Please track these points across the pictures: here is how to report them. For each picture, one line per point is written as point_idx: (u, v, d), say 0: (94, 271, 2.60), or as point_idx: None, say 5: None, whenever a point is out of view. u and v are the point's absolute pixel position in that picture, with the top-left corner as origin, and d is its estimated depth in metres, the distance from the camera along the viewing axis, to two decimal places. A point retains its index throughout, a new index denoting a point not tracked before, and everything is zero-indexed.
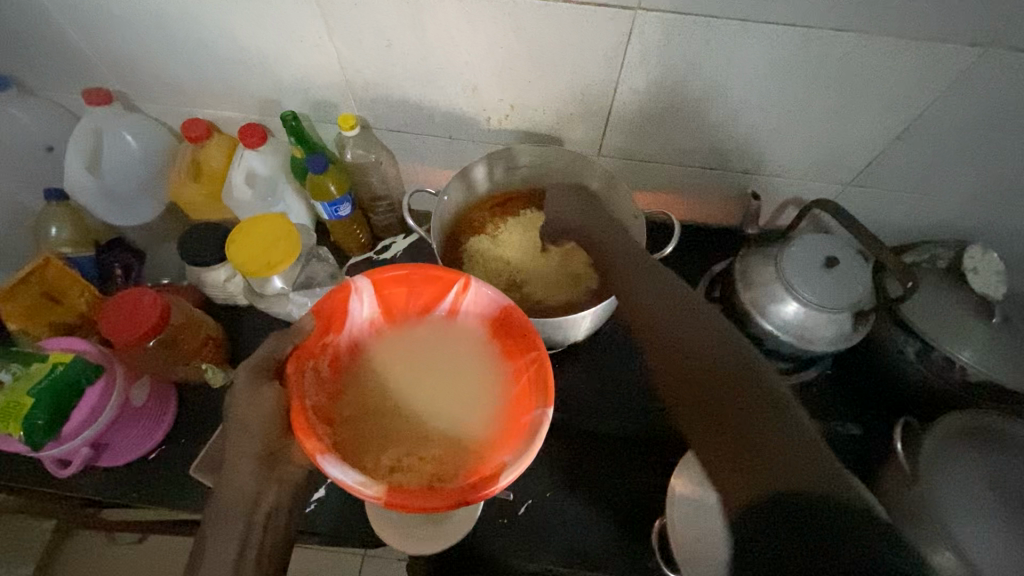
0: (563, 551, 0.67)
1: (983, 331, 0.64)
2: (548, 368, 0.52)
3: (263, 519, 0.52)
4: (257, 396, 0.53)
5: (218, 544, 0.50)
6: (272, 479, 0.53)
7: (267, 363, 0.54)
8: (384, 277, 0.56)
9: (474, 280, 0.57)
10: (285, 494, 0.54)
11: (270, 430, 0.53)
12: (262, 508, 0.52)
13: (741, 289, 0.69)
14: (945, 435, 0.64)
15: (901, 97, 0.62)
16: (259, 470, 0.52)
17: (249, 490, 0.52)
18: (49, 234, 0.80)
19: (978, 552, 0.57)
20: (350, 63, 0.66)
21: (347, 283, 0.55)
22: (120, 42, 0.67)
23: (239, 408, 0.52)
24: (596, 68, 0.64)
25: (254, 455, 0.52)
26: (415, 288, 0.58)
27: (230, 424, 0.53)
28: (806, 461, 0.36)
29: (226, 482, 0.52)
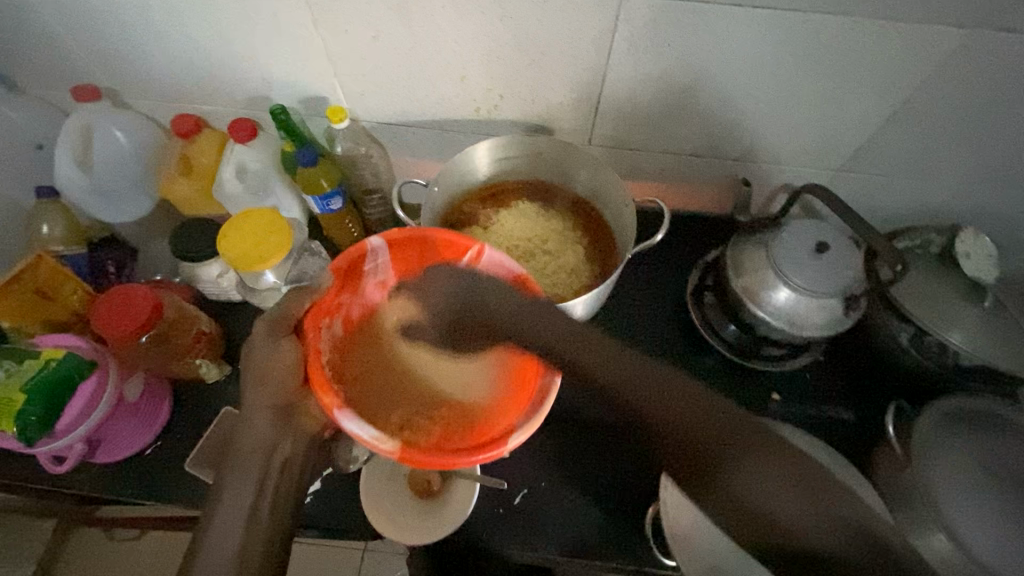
0: (559, 540, 0.67)
1: (975, 314, 0.65)
2: None
3: (278, 470, 0.52)
4: (276, 349, 0.54)
5: (233, 500, 0.50)
6: (287, 431, 0.54)
7: (286, 318, 0.55)
8: (399, 239, 0.59)
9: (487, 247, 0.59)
10: (300, 446, 0.54)
11: (289, 380, 0.54)
12: (277, 459, 0.53)
13: (733, 276, 0.69)
14: (937, 418, 0.64)
15: (891, 80, 0.62)
16: (276, 419, 0.53)
17: (266, 439, 0.52)
18: (41, 231, 0.80)
19: (971, 534, 0.58)
20: (338, 55, 0.66)
21: (363, 242, 0.58)
22: (107, 37, 0.67)
23: (260, 362, 0.53)
24: (584, 55, 0.63)
25: (271, 404, 0.53)
26: (429, 250, 0.61)
27: (247, 376, 0.53)
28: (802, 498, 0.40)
29: (244, 429, 0.52)
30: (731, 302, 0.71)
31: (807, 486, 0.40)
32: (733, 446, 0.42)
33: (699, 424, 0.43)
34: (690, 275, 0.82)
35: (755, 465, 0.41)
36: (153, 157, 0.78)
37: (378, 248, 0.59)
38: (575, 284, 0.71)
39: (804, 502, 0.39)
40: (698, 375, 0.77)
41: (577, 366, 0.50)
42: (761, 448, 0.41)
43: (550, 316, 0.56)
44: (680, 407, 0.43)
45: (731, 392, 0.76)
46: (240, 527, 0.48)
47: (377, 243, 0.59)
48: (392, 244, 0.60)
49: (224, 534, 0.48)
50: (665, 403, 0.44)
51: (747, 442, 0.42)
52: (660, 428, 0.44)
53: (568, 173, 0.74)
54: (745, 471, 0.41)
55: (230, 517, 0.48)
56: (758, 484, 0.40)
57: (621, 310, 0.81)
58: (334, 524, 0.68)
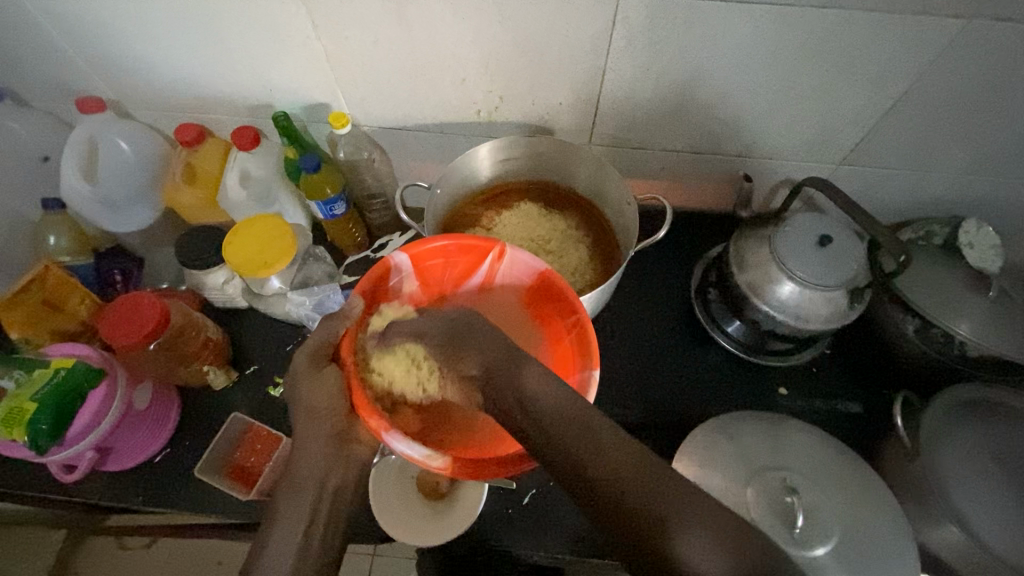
0: (571, 539, 0.67)
1: (980, 304, 0.65)
2: (590, 333, 0.56)
3: (329, 498, 0.55)
4: (319, 379, 0.54)
5: (288, 525, 0.51)
6: (339, 457, 0.56)
7: (325, 347, 0.56)
8: (421, 251, 0.59)
9: (510, 247, 0.60)
10: (350, 472, 0.57)
11: (338, 408, 0.55)
12: (328, 486, 0.55)
13: (736, 271, 0.69)
14: (945, 409, 0.64)
15: (889, 71, 0.62)
16: (330, 450, 0.55)
17: (320, 469, 0.54)
18: (48, 243, 0.80)
19: (982, 523, 0.57)
20: (338, 61, 0.67)
21: (386, 259, 0.59)
22: (110, 49, 0.68)
23: (306, 396, 0.54)
24: (582, 56, 0.64)
25: (324, 436, 0.54)
26: (450, 258, 0.62)
27: (298, 409, 0.54)
28: (700, 525, 0.39)
29: (297, 460, 0.54)
30: (734, 296, 0.72)
31: (744, 547, 0.38)
32: (668, 503, 0.40)
33: (642, 484, 0.42)
34: (692, 273, 0.83)
35: (687, 517, 0.39)
36: (157, 166, 0.79)
37: (402, 263, 0.60)
38: (579, 284, 0.71)
39: (732, 557, 0.37)
40: (704, 371, 0.77)
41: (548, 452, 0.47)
42: (696, 508, 0.40)
43: (579, 312, 0.58)
44: (635, 471, 0.43)
45: (737, 387, 0.75)
46: (293, 553, 0.50)
47: (399, 258, 0.59)
48: (415, 257, 0.60)
49: (281, 556, 0.49)
50: (626, 471, 0.43)
51: (678, 500, 0.41)
52: (607, 491, 0.43)
53: (569, 172, 0.74)
54: (682, 530, 0.39)
55: (288, 540, 0.50)
56: (689, 541, 0.38)
57: (626, 308, 0.81)
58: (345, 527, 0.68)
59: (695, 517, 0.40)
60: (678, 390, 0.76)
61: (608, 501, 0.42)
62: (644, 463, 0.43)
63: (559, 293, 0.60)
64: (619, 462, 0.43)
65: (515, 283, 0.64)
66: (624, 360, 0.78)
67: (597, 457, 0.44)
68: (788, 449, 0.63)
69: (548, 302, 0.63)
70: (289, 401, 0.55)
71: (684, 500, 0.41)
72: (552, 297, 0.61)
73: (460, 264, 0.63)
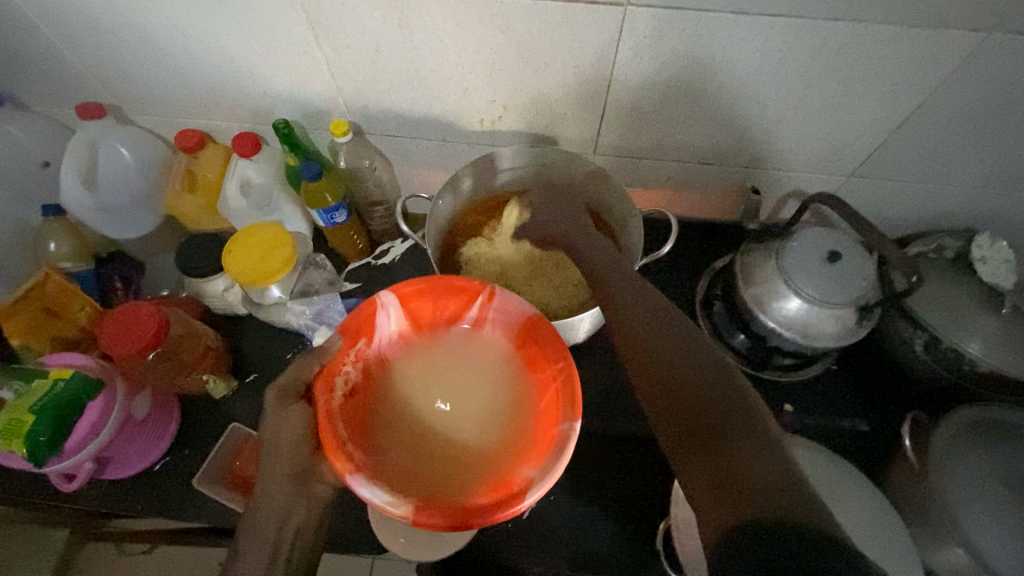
0: (570, 555, 0.66)
1: (992, 323, 0.63)
2: (576, 380, 0.53)
3: (290, 537, 0.54)
4: (287, 416, 0.54)
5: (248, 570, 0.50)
6: (302, 495, 0.55)
7: (296, 385, 0.55)
8: (407, 290, 0.58)
9: (497, 289, 0.58)
10: (311, 511, 0.56)
11: (303, 445, 0.55)
12: (289, 526, 0.54)
13: (742, 285, 0.68)
14: (953, 430, 0.63)
15: (902, 85, 0.61)
16: (292, 488, 0.54)
17: (282, 506, 0.54)
18: (48, 249, 0.80)
19: (990, 547, 0.56)
20: (340, 69, 0.66)
21: (372, 298, 0.57)
22: (108, 54, 0.67)
23: (273, 429, 0.54)
24: (588, 66, 0.63)
25: (287, 473, 0.54)
26: (439, 295, 0.58)
27: (264, 446, 0.54)
28: (761, 446, 0.38)
29: (261, 498, 0.53)
30: (740, 310, 0.70)
31: (788, 467, 0.37)
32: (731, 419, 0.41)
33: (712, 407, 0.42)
34: (697, 285, 0.81)
35: (744, 439, 0.39)
36: (157, 172, 0.78)
37: (390, 303, 0.57)
38: (581, 296, 0.70)
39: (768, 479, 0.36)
40: None
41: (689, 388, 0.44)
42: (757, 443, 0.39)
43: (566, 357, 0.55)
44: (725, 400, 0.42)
45: None
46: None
47: (387, 298, 0.57)
48: (404, 298, 0.58)
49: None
50: (712, 387, 0.44)
51: (736, 419, 0.41)
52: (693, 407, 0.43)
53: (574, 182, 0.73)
54: (738, 455, 0.38)
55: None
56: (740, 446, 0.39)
57: None
58: (343, 539, 0.68)
59: (762, 442, 0.39)
60: None
61: (702, 402, 0.43)
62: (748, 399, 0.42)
63: (547, 337, 0.56)
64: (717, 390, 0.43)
65: (507, 325, 0.59)
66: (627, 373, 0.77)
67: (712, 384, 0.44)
68: None
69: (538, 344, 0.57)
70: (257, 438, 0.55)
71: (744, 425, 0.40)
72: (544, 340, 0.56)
73: (451, 304, 0.59)
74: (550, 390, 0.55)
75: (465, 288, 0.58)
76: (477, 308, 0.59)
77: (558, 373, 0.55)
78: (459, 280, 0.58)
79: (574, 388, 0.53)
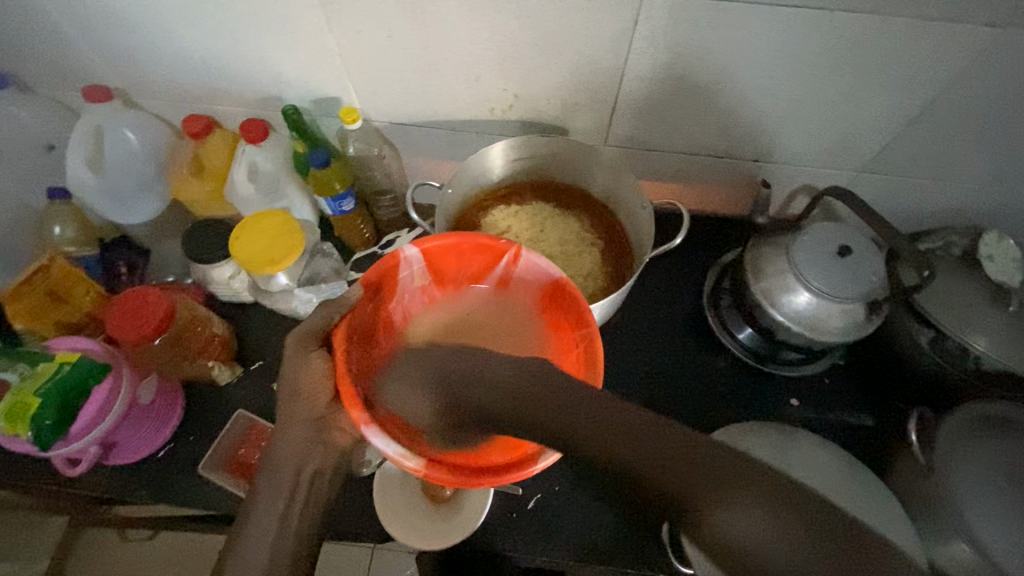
0: (575, 545, 0.66)
1: (999, 320, 0.63)
2: (598, 345, 0.54)
3: (307, 482, 0.57)
4: (305, 364, 0.55)
5: (264, 510, 0.54)
6: (318, 443, 0.57)
7: (318, 332, 0.56)
8: (430, 247, 0.59)
9: (523, 250, 0.58)
10: (329, 458, 0.58)
11: (321, 394, 0.56)
12: (307, 471, 0.57)
13: (751, 279, 0.68)
14: (959, 426, 0.63)
15: (917, 79, 0.60)
16: (309, 434, 0.57)
17: (300, 451, 0.56)
18: (53, 233, 0.80)
19: (995, 544, 0.57)
20: (350, 55, 0.65)
21: (396, 253, 0.58)
22: (117, 37, 0.66)
23: (291, 376, 0.55)
24: (602, 56, 0.62)
25: (304, 420, 0.56)
26: (464, 254, 0.61)
27: (281, 391, 0.56)
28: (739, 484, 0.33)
29: (280, 443, 0.56)
30: (749, 304, 0.70)
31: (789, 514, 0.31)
32: (692, 474, 0.34)
33: (667, 466, 0.34)
34: (706, 277, 0.81)
35: (700, 478, 0.33)
36: (164, 157, 0.77)
37: (412, 257, 0.59)
38: (590, 288, 0.71)
39: (781, 523, 0.31)
40: (715, 378, 0.76)
41: (576, 437, 0.40)
42: (713, 466, 0.34)
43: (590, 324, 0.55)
44: (649, 444, 0.36)
45: (746, 395, 0.75)
46: (270, 539, 0.53)
47: (409, 253, 0.58)
48: (426, 253, 0.59)
49: (255, 552, 0.52)
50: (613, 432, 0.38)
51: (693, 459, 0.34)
52: (613, 462, 0.37)
53: (584, 173, 0.73)
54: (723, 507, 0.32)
55: (263, 528, 0.53)
56: (711, 508, 0.32)
57: (637, 313, 0.80)
58: (348, 527, 0.68)
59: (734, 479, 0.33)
60: (687, 398, 0.75)
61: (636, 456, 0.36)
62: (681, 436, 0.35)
63: (569, 302, 0.58)
64: (640, 439, 0.36)
65: (530, 285, 0.61)
66: (634, 366, 0.77)
67: (624, 437, 0.37)
68: (798, 463, 0.62)
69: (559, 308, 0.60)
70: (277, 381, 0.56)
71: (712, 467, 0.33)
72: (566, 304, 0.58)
73: (475, 263, 0.62)
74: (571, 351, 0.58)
75: (491, 249, 0.59)
76: (501, 268, 0.61)
77: (579, 339, 0.56)
78: (486, 240, 0.58)
79: (595, 354, 0.54)
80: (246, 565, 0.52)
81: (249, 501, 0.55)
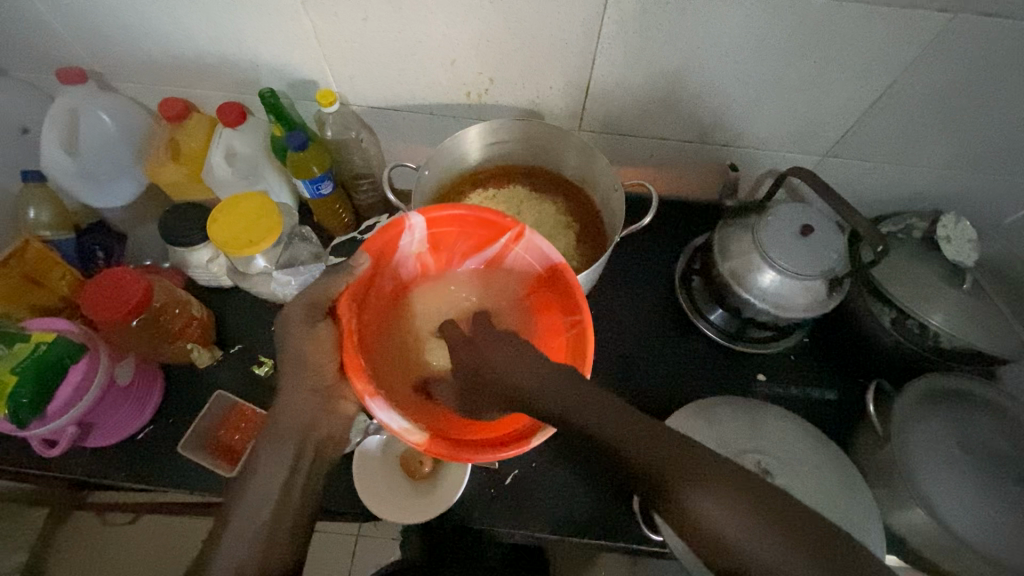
0: (552, 518, 0.68)
1: (953, 296, 0.67)
2: (589, 335, 0.56)
3: (312, 449, 0.57)
4: (314, 334, 0.56)
5: (271, 471, 0.54)
6: (323, 412, 0.58)
7: (321, 301, 0.56)
8: (438, 216, 0.58)
9: (528, 232, 0.60)
10: (333, 425, 0.60)
11: (328, 363, 0.57)
12: (312, 438, 0.58)
13: (720, 260, 0.70)
14: (916, 397, 0.66)
15: (875, 64, 0.63)
16: (314, 404, 0.58)
17: (304, 418, 0.57)
18: (27, 216, 0.79)
19: (949, 509, 0.59)
20: (328, 38, 0.66)
21: (401, 220, 0.56)
22: (92, 18, 0.66)
23: (297, 347, 0.55)
24: (575, 40, 0.64)
25: (309, 390, 0.57)
26: (466, 227, 0.60)
27: (287, 361, 0.56)
28: (714, 474, 0.37)
29: (285, 408, 0.56)
30: (718, 284, 0.72)
31: (754, 496, 0.36)
32: (705, 479, 0.37)
33: (652, 457, 0.39)
34: (677, 261, 0.83)
35: (705, 481, 0.37)
36: (141, 141, 0.78)
37: (417, 225, 0.58)
38: None
39: (746, 512, 0.36)
40: (688, 356, 0.78)
41: (579, 421, 0.44)
42: (718, 474, 0.37)
43: (583, 313, 0.58)
44: (661, 445, 0.39)
45: (717, 373, 0.77)
46: (272, 503, 0.52)
47: (415, 221, 0.57)
48: (431, 222, 0.58)
49: (258, 511, 0.51)
50: (596, 415, 0.43)
51: (672, 450, 0.39)
52: (631, 460, 0.40)
53: (558, 157, 0.75)
54: (694, 492, 0.37)
55: (267, 489, 0.53)
56: (703, 499, 0.36)
57: (613, 295, 0.82)
58: (328, 504, 0.69)
59: (711, 470, 0.38)
60: (660, 376, 0.77)
61: (620, 441, 0.41)
62: (664, 431, 0.40)
63: (568, 287, 0.59)
64: (650, 439, 0.40)
65: (527, 264, 0.63)
66: (609, 346, 0.79)
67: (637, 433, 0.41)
68: (766, 436, 0.64)
69: (552, 292, 0.63)
70: (279, 351, 0.56)
71: (686, 457, 0.38)
72: (558, 290, 0.61)
73: (476, 235, 0.62)
74: (558, 335, 0.62)
75: (499, 226, 0.59)
76: (503, 243, 0.61)
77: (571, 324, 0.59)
78: (495, 217, 0.58)
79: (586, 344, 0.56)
80: (245, 529, 0.50)
81: (250, 464, 0.54)
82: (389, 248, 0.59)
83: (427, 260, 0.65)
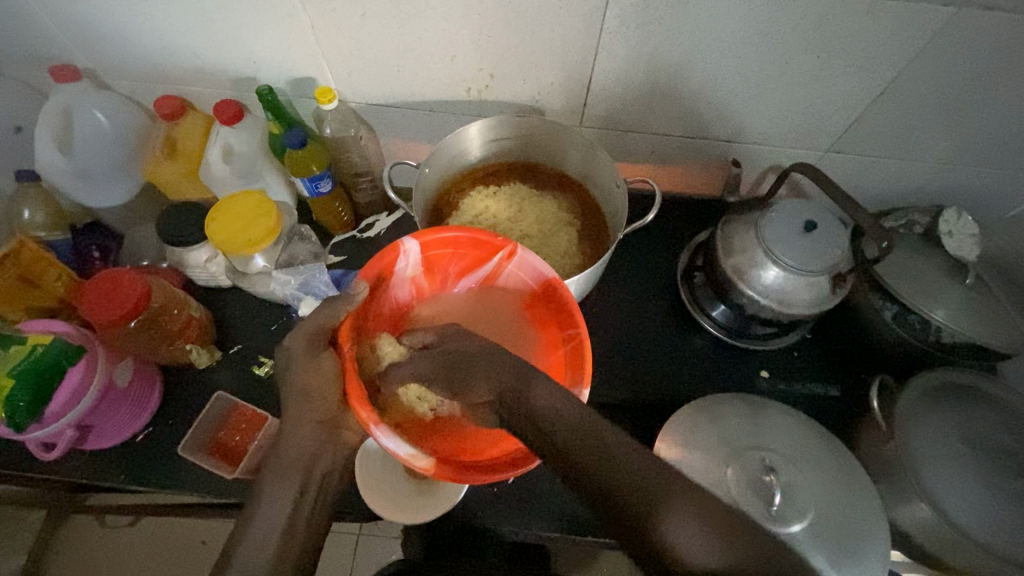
0: (556, 518, 0.68)
1: (956, 291, 0.66)
2: (586, 346, 0.57)
3: (317, 479, 0.56)
4: (317, 365, 0.56)
5: (276, 501, 0.52)
6: (329, 443, 0.57)
7: (326, 330, 0.56)
8: (431, 238, 0.60)
9: (519, 249, 0.61)
10: (338, 456, 0.58)
11: (332, 396, 0.57)
12: (317, 470, 0.56)
13: (723, 256, 0.70)
14: (920, 393, 0.66)
15: (878, 59, 0.62)
16: (320, 435, 0.57)
17: (309, 450, 0.56)
18: (22, 217, 0.78)
19: (953, 504, 0.59)
20: (325, 33, 0.65)
21: (396, 245, 0.59)
22: (83, 15, 0.65)
23: (301, 378, 0.55)
24: (576, 35, 0.63)
25: (315, 420, 0.56)
26: (460, 249, 0.62)
27: (291, 393, 0.56)
28: (684, 492, 0.35)
29: (290, 439, 0.55)
30: (721, 281, 0.72)
31: (720, 516, 0.34)
32: (672, 497, 0.35)
33: (624, 472, 0.37)
34: (679, 258, 0.83)
35: (674, 499, 0.35)
36: (136, 140, 0.77)
37: (411, 249, 0.60)
38: (567, 265, 0.71)
39: (712, 531, 0.33)
40: (690, 354, 0.78)
41: (554, 433, 0.41)
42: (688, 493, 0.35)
43: (578, 326, 0.59)
44: (631, 459, 0.38)
45: (719, 369, 0.77)
46: (278, 536, 0.50)
47: (410, 246, 0.60)
48: (425, 245, 0.60)
49: (261, 546, 0.49)
50: (571, 425, 0.41)
51: (643, 466, 0.37)
52: (602, 475, 0.37)
53: (559, 153, 0.74)
54: (662, 510, 0.35)
55: (273, 520, 0.51)
56: (671, 517, 0.34)
57: (615, 293, 0.82)
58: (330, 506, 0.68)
59: (681, 488, 0.36)
60: (663, 374, 0.76)
61: (593, 453, 0.38)
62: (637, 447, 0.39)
63: (560, 300, 0.60)
64: (621, 453, 0.38)
65: (520, 283, 0.64)
66: (611, 344, 0.78)
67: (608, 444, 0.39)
68: (770, 434, 0.64)
69: (545, 307, 0.63)
70: (281, 384, 0.56)
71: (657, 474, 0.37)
72: (552, 304, 0.62)
73: (469, 256, 0.63)
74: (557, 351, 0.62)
75: (491, 245, 0.61)
76: (495, 263, 0.63)
77: (567, 339, 0.60)
78: (486, 236, 0.60)
79: (584, 356, 0.57)
80: (252, 559, 0.48)
81: (254, 499, 0.52)
82: (386, 273, 0.61)
83: (422, 286, 0.66)
